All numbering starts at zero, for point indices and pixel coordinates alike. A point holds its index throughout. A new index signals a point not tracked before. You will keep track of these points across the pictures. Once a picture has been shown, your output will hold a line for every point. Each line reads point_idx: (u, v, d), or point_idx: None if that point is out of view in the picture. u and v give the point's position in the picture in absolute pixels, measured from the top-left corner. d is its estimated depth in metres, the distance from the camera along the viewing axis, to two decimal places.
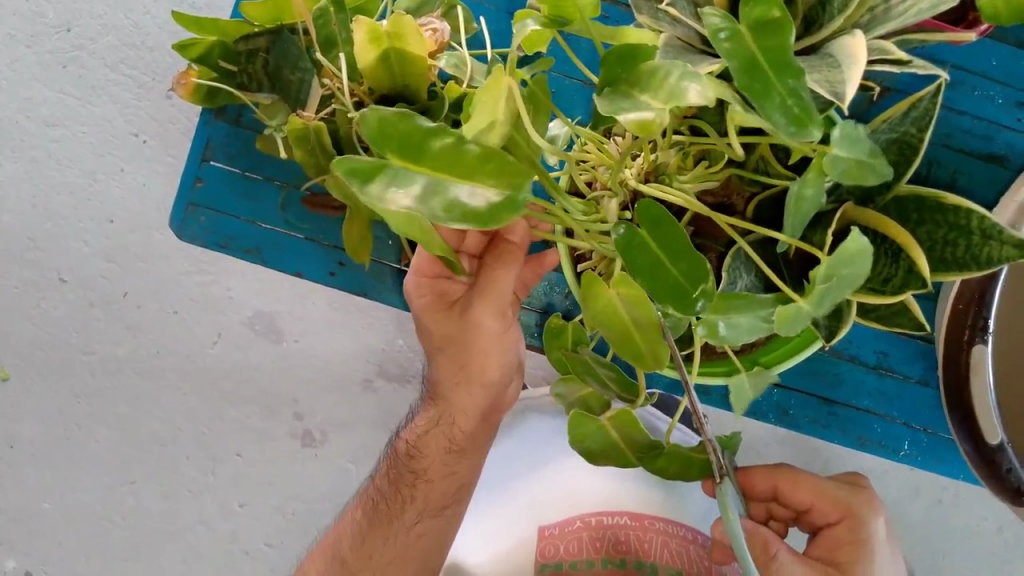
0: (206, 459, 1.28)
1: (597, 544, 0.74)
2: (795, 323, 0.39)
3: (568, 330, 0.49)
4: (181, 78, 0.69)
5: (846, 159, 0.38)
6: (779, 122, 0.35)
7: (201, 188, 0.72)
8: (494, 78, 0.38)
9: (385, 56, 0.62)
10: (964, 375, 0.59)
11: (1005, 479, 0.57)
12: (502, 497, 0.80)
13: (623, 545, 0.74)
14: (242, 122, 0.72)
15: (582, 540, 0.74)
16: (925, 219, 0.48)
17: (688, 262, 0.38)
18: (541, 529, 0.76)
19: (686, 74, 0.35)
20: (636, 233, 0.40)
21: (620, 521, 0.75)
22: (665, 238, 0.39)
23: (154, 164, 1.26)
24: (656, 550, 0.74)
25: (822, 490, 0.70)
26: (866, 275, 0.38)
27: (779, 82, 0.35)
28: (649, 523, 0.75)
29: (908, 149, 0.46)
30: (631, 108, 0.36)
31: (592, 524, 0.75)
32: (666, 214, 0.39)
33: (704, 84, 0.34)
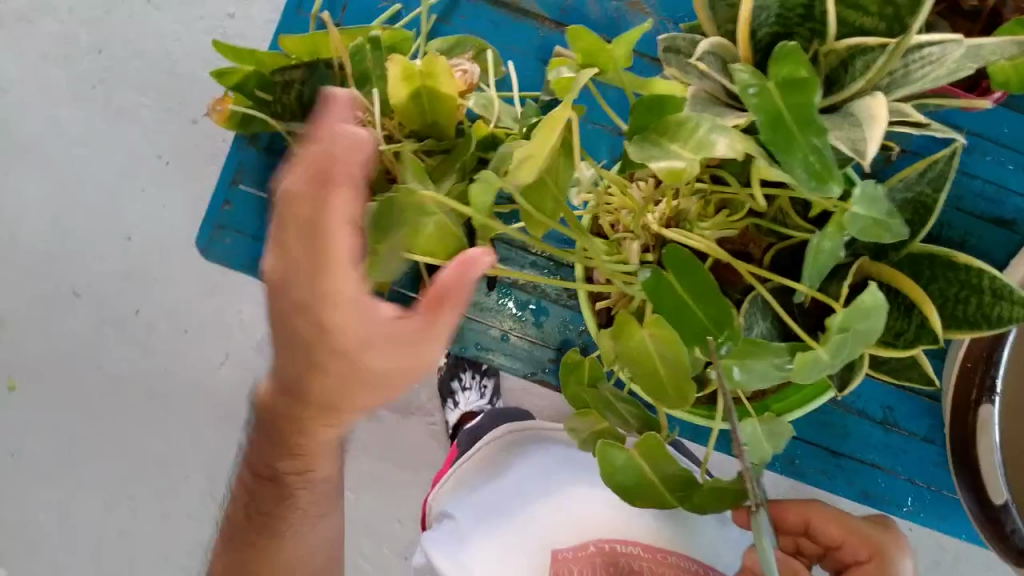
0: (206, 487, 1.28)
1: (608, 570, 0.77)
2: (811, 370, 0.40)
3: (586, 364, 0.50)
4: (217, 104, 0.71)
5: (866, 218, 0.40)
6: (801, 176, 0.37)
7: (229, 211, 0.74)
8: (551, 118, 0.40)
9: (416, 95, 0.64)
10: (971, 435, 0.59)
11: (1008, 539, 0.58)
12: (512, 523, 0.82)
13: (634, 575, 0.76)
14: (274, 149, 0.74)
15: (594, 565, 0.77)
16: (938, 276, 0.49)
17: (714, 307, 0.40)
18: (555, 552, 0.79)
19: (715, 126, 0.36)
20: (663, 276, 0.41)
21: (632, 551, 0.78)
22: (691, 282, 0.40)
23: (174, 187, 1.28)
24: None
25: (851, 525, 0.71)
26: (880, 330, 0.40)
27: (802, 137, 0.37)
28: (663, 556, 0.78)
29: (922, 208, 0.47)
30: (660, 154, 0.37)
31: (605, 550, 0.79)
32: (694, 260, 0.40)
33: (732, 136, 0.36)
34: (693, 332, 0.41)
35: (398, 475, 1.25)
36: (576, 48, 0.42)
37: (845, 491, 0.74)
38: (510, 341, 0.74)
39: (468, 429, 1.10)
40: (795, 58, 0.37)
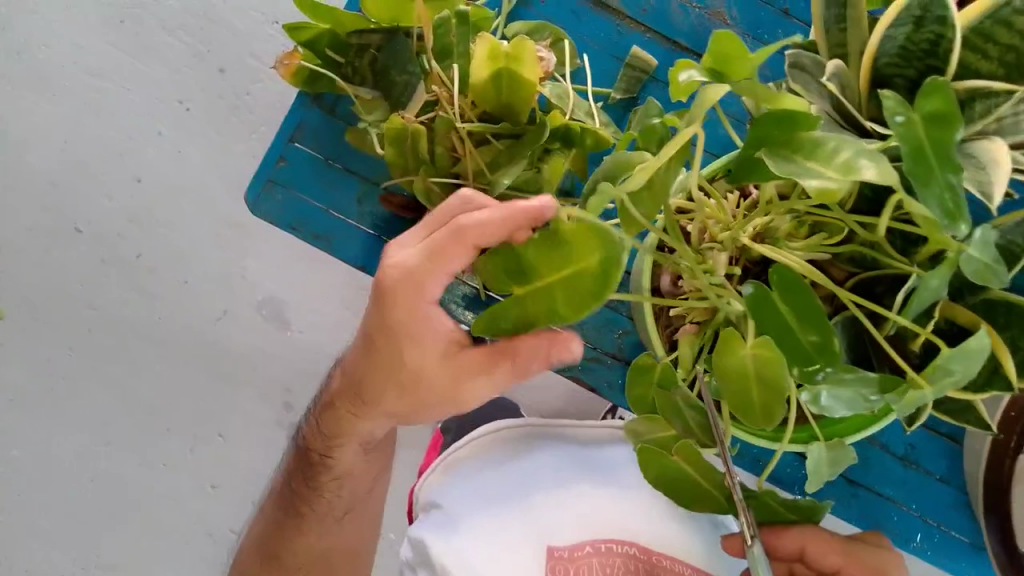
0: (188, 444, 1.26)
1: (606, 569, 0.76)
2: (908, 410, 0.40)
3: (656, 368, 0.49)
4: (285, 58, 0.70)
5: (979, 260, 0.40)
6: (934, 211, 0.37)
7: (283, 168, 0.72)
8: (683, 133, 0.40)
9: (496, 77, 0.64)
10: (1009, 482, 0.60)
11: None
12: (514, 510, 0.79)
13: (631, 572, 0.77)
14: (337, 112, 0.73)
15: (592, 567, 0.76)
16: (1013, 323, 0.50)
17: (819, 334, 0.40)
18: (551, 548, 0.77)
19: (858, 150, 0.36)
20: (767, 293, 0.41)
21: (628, 551, 0.78)
22: (799, 304, 0.41)
23: (192, 133, 1.25)
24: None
25: (851, 553, 0.69)
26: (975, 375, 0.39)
27: (939, 174, 0.37)
28: (657, 559, 0.78)
29: (1009, 255, 0.48)
30: (801, 171, 0.38)
31: (602, 550, 0.77)
32: (805, 284, 0.41)
33: (881, 161, 0.36)
34: (795, 353, 0.41)
35: None
36: (712, 50, 0.42)
37: (858, 521, 0.74)
38: None
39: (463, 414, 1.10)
40: (946, 94, 0.37)
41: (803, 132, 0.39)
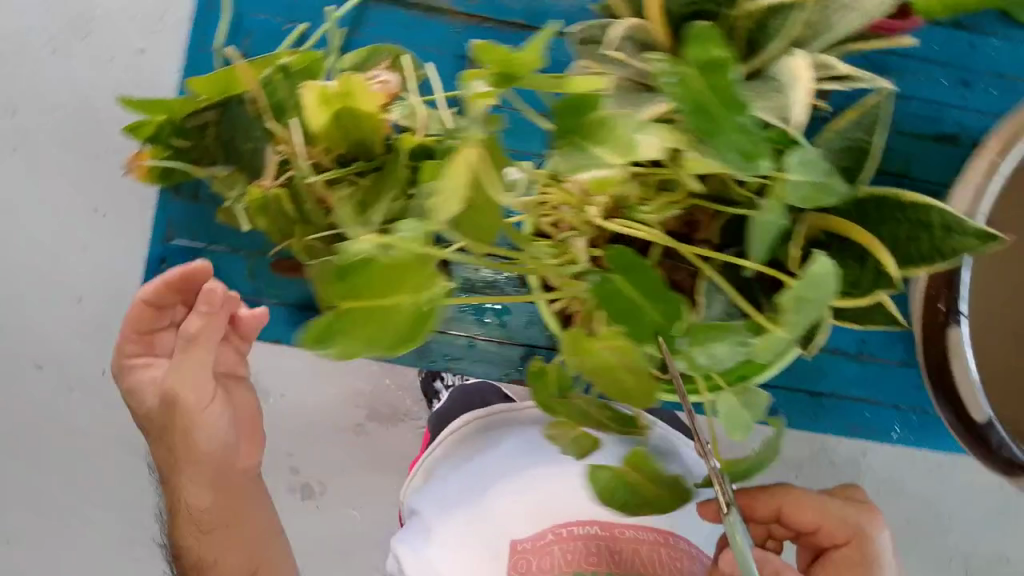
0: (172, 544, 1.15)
1: (569, 556, 0.75)
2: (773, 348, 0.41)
3: (551, 369, 0.48)
4: (133, 163, 0.68)
5: (806, 183, 0.39)
6: (732, 158, 0.36)
7: (168, 267, 0.72)
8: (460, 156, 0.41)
9: (337, 117, 0.62)
10: (945, 357, 0.59)
11: (995, 453, 0.59)
12: (477, 505, 0.79)
13: (592, 556, 0.75)
14: (200, 197, 0.72)
15: (554, 556, 0.75)
16: (886, 219, 0.49)
17: (665, 303, 0.40)
18: (514, 543, 0.77)
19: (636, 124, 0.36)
20: (611, 279, 0.40)
21: (590, 531, 0.77)
22: (641, 281, 0.40)
23: (116, 236, 1.20)
24: (627, 562, 0.75)
25: (828, 513, 0.71)
26: (836, 294, 0.39)
27: (727, 119, 0.35)
28: (619, 531, 0.77)
29: (860, 153, 0.47)
30: (588, 162, 0.37)
31: (563, 536, 0.76)
32: (640, 260, 0.40)
33: (653, 132, 0.36)
34: (656, 335, 0.40)
35: (394, 484, 1.24)
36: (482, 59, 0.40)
37: (834, 430, 0.73)
38: (477, 348, 0.73)
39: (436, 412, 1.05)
40: (705, 38, 0.35)
41: (591, 115, 0.38)
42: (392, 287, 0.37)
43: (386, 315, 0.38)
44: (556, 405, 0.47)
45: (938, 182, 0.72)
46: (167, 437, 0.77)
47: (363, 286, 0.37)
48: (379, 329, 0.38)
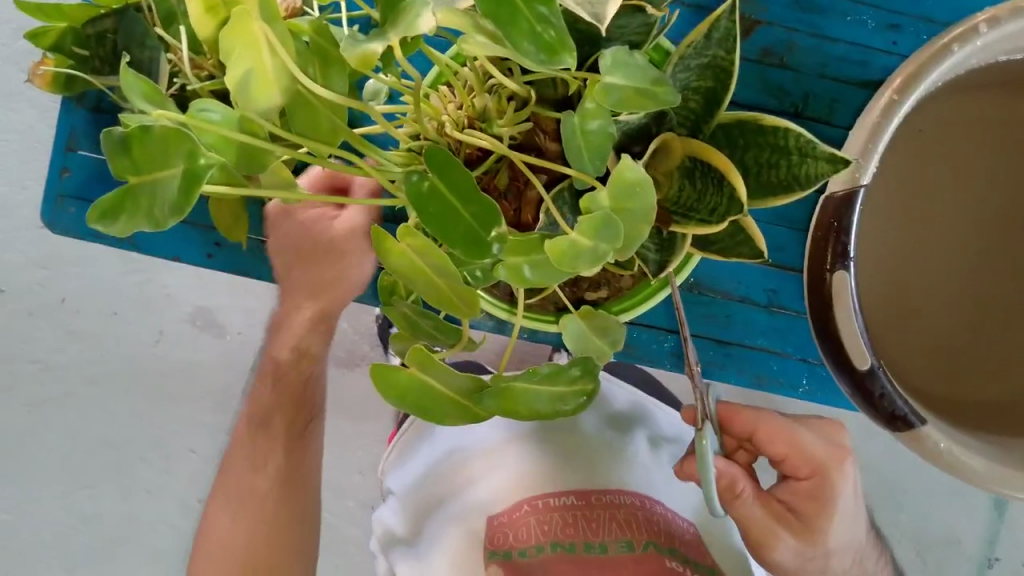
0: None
1: (544, 527, 0.79)
2: (578, 260, 0.38)
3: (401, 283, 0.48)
4: (36, 68, 0.69)
5: (624, 87, 0.38)
6: (530, 49, 0.34)
7: (67, 179, 0.71)
8: (237, 24, 0.36)
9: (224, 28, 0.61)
10: (828, 304, 0.57)
11: (878, 405, 0.57)
12: (453, 483, 0.83)
13: (569, 527, 0.79)
14: (103, 108, 0.70)
15: (530, 526, 0.79)
16: (751, 144, 0.47)
17: (479, 205, 0.38)
18: (490, 518, 0.81)
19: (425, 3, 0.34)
20: (425, 179, 0.39)
21: (566, 501, 0.81)
22: (454, 181, 0.39)
23: None
24: (603, 527, 0.79)
25: (800, 446, 0.70)
26: (655, 205, 0.38)
27: (526, 7, 0.34)
28: (594, 499, 0.81)
29: (722, 72, 0.45)
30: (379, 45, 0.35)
31: (539, 507, 0.80)
32: (454, 159, 0.38)
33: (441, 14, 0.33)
34: (472, 242, 0.39)
35: (348, 426, 1.20)
36: None
37: (738, 379, 0.73)
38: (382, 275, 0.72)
39: None
40: None
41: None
42: (166, 160, 0.35)
43: (155, 190, 0.35)
44: (393, 317, 0.46)
45: (843, 126, 0.71)
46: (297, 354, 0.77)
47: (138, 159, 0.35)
48: (145, 205, 0.35)
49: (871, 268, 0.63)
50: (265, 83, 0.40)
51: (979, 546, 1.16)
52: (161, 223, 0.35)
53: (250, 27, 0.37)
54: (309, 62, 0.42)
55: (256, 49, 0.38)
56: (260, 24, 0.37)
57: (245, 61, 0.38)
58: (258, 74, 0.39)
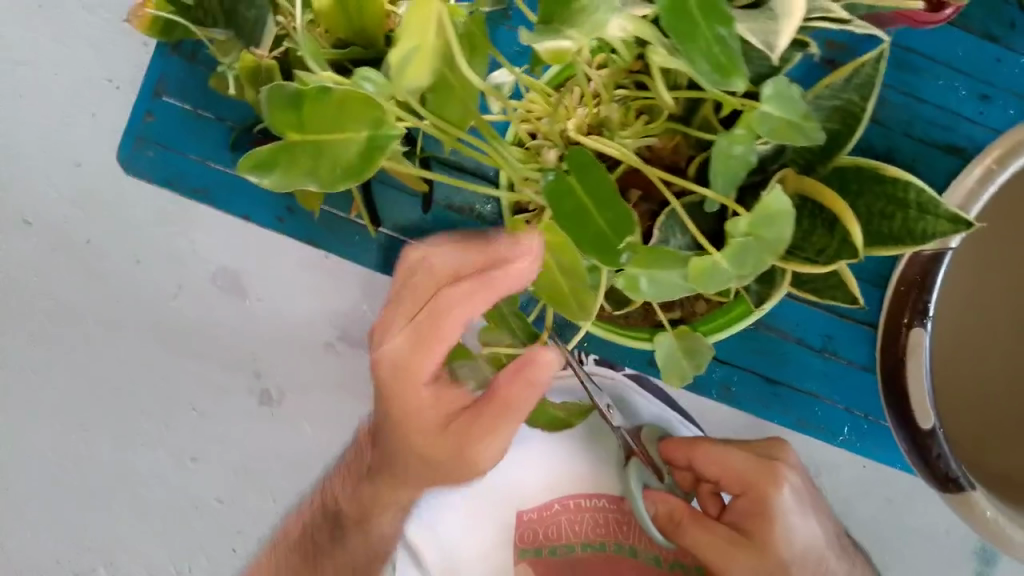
0: (125, 414, 1.13)
1: (576, 527, 0.78)
2: (712, 281, 0.40)
3: None
4: (137, 10, 0.68)
5: (778, 118, 0.38)
6: (702, 67, 0.35)
7: (151, 123, 0.70)
8: (421, 4, 0.37)
9: (341, 1, 0.61)
10: (900, 358, 0.58)
11: (934, 466, 0.58)
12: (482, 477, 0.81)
13: (601, 528, 0.78)
14: (198, 58, 0.70)
15: (561, 526, 0.79)
16: (865, 191, 0.47)
17: (614, 211, 0.39)
18: (521, 513, 0.80)
19: (611, 10, 0.35)
20: (564, 180, 0.39)
21: (599, 504, 0.78)
22: (589, 180, 0.39)
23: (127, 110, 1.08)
24: (633, 533, 0.77)
25: None
26: (789, 239, 0.38)
27: (707, 29, 0.34)
28: (628, 503, 0.78)
29: (850, 117, 0.46)
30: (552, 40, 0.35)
31: (571, 507, 0.79)
32: (594, 159, 0.39)
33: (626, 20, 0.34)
34: (601, 241, 0.39)
35: None
36: None
37: (783, 419, 0.73)
38: None
39: None
40: None
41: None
42: (338, 123, 0.36)
43: (321, 149, 0.37)
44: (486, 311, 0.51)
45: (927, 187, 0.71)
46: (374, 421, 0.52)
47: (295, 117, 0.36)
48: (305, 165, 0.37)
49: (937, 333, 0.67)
50: (422, 65, 0.39)
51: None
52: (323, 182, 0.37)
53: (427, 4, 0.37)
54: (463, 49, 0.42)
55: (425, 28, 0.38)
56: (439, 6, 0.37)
57: (408, 37, 0.39)
58: (418, 53, 0.39)
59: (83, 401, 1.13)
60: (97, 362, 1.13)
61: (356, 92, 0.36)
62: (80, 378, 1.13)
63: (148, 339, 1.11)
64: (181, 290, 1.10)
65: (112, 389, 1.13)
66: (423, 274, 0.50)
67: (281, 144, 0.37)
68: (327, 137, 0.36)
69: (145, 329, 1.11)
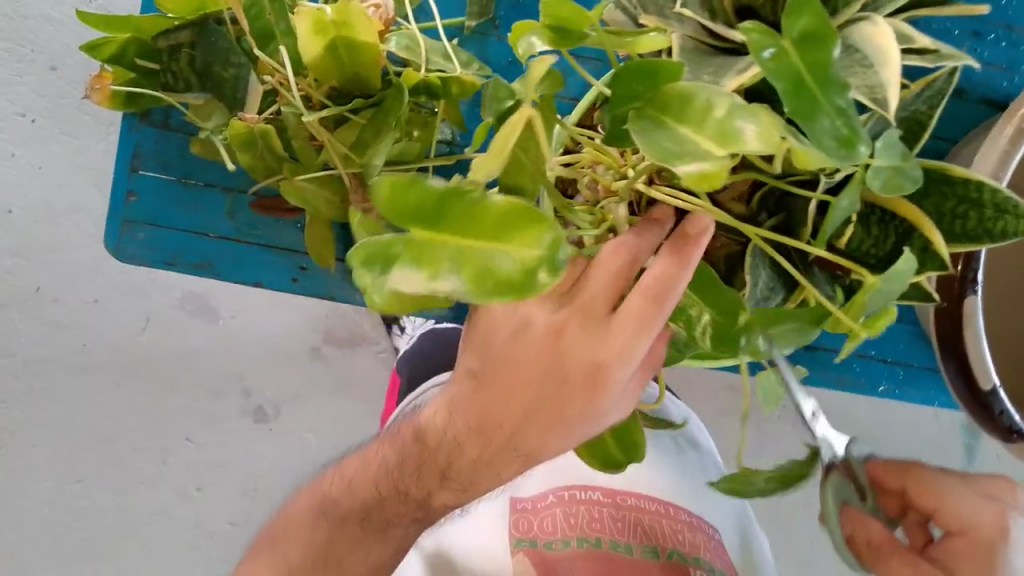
0: (113, 463, 1.04)
1: (571, 521, 0.67)
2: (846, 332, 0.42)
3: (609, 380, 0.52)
4: (94, 82, 0.62)
5: (886, 168, 0.37)
6: (828, 144, 0.32)
7: (134, 203, 0.66)
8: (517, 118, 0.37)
9: (331, 49, 0.56)
10: (957, 326, 0.59)
11: (996, 420, 0.59)
12: None
13: (597, 523, 0.67)
14: (171, 125, 0.66)
15: (556, 518, 0.68)
16: (931, 192, 0.47)
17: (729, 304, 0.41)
18: (514, 502, 0.70)
19: (738, 105, 0.33)
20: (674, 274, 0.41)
21: (593, 497, 0.69)
22: (703, 286, 0.41)
23: (46, 144, 1.03)
24: (631, 530, 0.68)
25: None
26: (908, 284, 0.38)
27: (826, 100, 0.32)
28: (623, 500, 0.69)
29: (917, 125, 0.44)
30: (677, 149, 0.33)
31: (565, 498, 0.69)
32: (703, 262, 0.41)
33: (760, 119, 0.32)
34: (724, 336, 0.41)
35: (354, 408, 1.06)
36: (548, 13, 0.37)
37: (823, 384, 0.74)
38: None
39: (410, 354, 0.90)
40: (811, 8, 0.32)
41: (668, 85, 0.35)
42: (501, 236, 0.34)
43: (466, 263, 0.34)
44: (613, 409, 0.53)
45: (950, 138, 0.71)
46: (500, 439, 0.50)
47: (418, 204, 0.35)
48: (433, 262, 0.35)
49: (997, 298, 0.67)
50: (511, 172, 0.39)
51: None
52: (461, 286, 0.34)
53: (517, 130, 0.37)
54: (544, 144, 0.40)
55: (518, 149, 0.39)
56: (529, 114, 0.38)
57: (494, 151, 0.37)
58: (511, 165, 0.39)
59: (61, 459, 1.03)
60: (71, 414, 1.03)
61: (505, 206, 0.34)
62: (55, 435, 1.03)
63: (120, 380, 1.04)
64: (148, 323, 1.05)
65: (94, 439, 1.04)
66: (568, 336, 0.46)
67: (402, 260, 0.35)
68: (467, 251, 0.34)
69: (114, 372, 1.04)
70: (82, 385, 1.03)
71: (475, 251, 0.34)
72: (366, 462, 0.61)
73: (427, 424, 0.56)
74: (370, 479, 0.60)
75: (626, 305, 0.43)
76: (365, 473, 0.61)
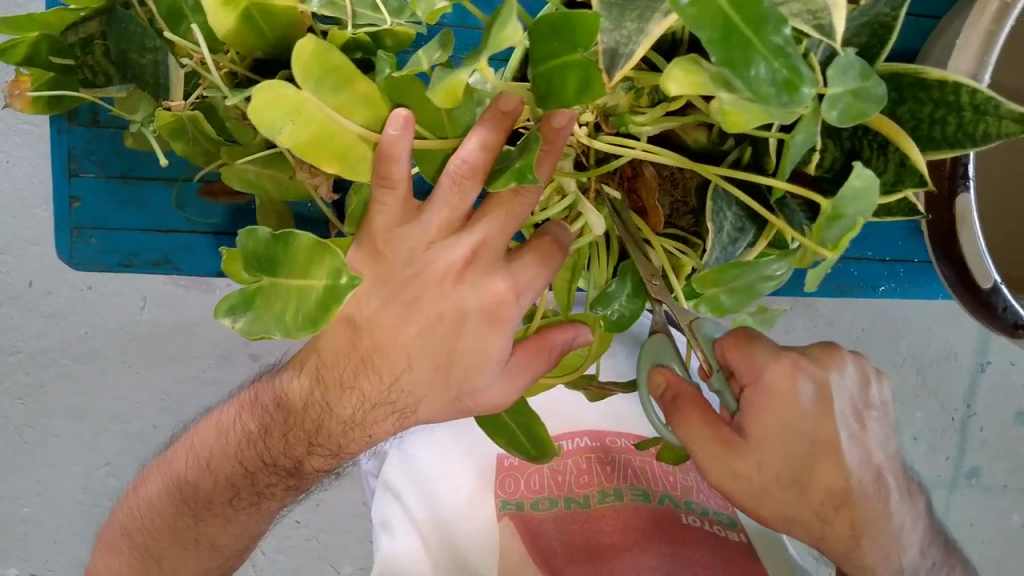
0: (138, 441, 1.04)
1: (557, 482, 0.77)
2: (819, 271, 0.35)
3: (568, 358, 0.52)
4: (15, 87, 0.60)
5: (844, 94, 0.33)
6: (769, 92, 0.29)
7: (78, 209, 0.65)
8: (258, 92, 0.34)
9: (246, 18, 0.50)
10: (952, 227, 0.55)
11: (1001, 318, 0.56)
12: (451, 427, 0.81)
13: (586, 476, 0.78)
14: (100, 120, 0.63)
15: (542, 476, 0.77)
16: (906, 97, 0.42)
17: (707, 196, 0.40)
18: (500, 459, 0.78)
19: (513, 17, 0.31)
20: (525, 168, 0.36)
21: (581, 444, 0.80)
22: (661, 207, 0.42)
23: (8, 137, 0.95)
24: (619, 474, 0.78)
25: None
26: (875, 206, 0.34)
27: (760, 40, 0.29)
28: (611, 442, 0.80)
29: (881, 29, 0.39)
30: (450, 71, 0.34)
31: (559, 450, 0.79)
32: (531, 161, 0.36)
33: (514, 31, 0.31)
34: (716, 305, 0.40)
35: None
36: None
37: (820, 291, 0.72)
38: None
39: None
40: None
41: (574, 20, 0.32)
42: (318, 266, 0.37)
43: (294, 294, 0.37)
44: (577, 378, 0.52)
45: (935, 15, 0.66)
46: (341, 397, 0.48)
47: (264, 252, 0.38)
48: (277, 304, 0.38)
49: (993, 202, 0.65)
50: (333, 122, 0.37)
51: (972, 354, 1.06)
52: (284, 326, 0.37)
53: (301, 100, 0.36)
54: (357, 113, 0.37)
55: (316, 120, 0.36)
56: (279, 87, 0.35)
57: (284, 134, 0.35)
58: (315, 127, 0.36)
59: (85, 444, 1.04)
60: (86, 401, 1.03)
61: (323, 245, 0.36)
62: (75, 422, 1.03)
63: (128, 361, 1.02)
64: (147, 302, 1.01)
65: (113, 421, 1.04)
66: (435, 249, 0.41)
67: (257, 273, 0.39)
68: (299, 267, 0.37)
69: (120, 353, 1.02)
70: (92, 371, 1.02)
71: (298, 287, 0.37)
72: (224, 432, 0.61)
73: (283, 397, 0.53)
74: (231, 446, 0.61)
75: (481, 290, 0.43)
76: (225, 447, 0.61)
